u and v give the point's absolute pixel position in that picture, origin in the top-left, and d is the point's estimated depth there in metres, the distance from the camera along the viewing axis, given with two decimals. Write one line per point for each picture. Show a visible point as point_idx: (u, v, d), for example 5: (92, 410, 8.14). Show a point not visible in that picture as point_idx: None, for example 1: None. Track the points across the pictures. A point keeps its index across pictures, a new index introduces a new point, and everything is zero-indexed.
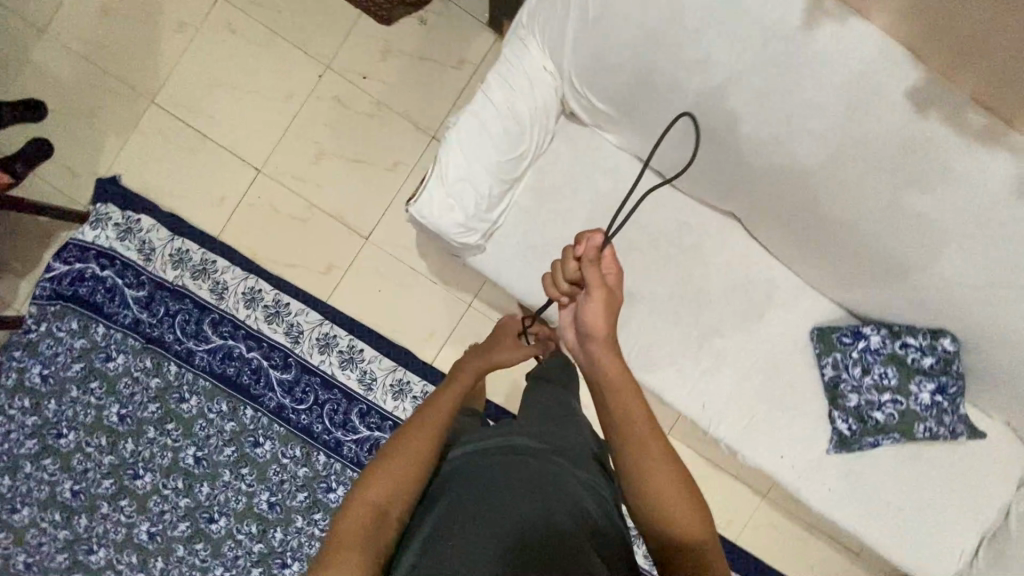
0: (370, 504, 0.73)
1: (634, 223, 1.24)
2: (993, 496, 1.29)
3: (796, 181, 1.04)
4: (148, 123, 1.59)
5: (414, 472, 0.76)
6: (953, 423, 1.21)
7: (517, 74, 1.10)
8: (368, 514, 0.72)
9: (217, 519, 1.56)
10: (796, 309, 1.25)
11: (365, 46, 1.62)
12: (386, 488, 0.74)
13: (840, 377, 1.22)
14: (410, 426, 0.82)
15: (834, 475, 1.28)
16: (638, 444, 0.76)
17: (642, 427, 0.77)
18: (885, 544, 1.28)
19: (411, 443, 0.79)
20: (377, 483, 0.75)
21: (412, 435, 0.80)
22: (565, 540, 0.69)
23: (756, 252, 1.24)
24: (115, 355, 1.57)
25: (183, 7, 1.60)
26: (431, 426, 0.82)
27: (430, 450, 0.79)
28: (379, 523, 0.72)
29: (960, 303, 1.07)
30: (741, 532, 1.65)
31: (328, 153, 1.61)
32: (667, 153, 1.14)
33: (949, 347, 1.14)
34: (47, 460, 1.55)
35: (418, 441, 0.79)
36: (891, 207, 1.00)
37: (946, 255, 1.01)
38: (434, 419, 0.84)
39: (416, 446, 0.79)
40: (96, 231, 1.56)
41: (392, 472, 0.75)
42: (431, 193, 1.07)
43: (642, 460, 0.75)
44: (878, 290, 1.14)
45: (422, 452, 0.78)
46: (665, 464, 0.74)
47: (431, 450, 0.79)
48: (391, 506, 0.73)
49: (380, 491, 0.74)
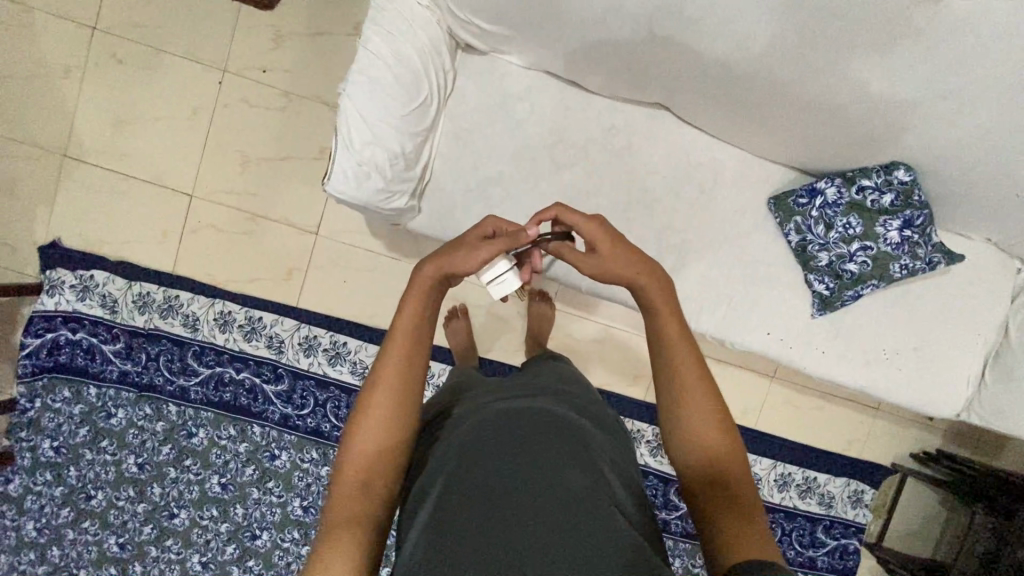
0: (353, 485, 0.71)
1: (564, 145, 1.23)
2: (989, 316, 1.28)
3: (710, 58, 1.02)
4: (71, 177, 1.55)
5: (387, 443, 0.74)
6: (927, 255, 1.21)
7: (392, 18, 1.05)
8: (354, 493, 0.71)
9: (259, 534, 1.56)
10: (745, 183, 1.26)
11: (256, 37, 1.55)
12: (363, 466, 0.73)
13: (806, 240, 1.24)
14: (365, 397, 0.76)
15: (826, 340, 1.29)
16: (684, 376, 0.78)
17: (686, 354, 0.79)
18: (891, 389, 1.29)
19: (373, 416, 0.74)
20: (352, 463, 0.73)
21: (369, 406, 0.75)
22: (571, 476, 0.74)
23: (690, 142, 1.24)
24: (116, 412, 1.55)
25: (62, 51, 1.53)
26: (387, 391, 0.76)
27: (393, 419, 0.75)
28: (367, 499, 0.71)
29: (899, 126, 1.06)
30: (758, 419, 1.66)
31: (254, 159, 1.57)
32: (577, 59, 1.10)
33: (905, 178, 1.14)
34: (87, 523, 1.54)
35: (379, 412, 0.75)
36: (810, 57, 0.98)
37: (872, 81, 0.99)
38: (386, 380, 0.76)
39: (379, 418, 0.74)
40: (54, 297, 1.54)
41: (363, 451, 0.73)
42: (343, 165, 1.03)
43: (685, 390, 0.77)
44: (820, 141, 1.14)
45: (386, 421, 0.75)
46: (702, 395, 0.77)
47: (394, 416, 0.75)
48: (372, 481, 0.72)
49: (358, 470, 0.72)
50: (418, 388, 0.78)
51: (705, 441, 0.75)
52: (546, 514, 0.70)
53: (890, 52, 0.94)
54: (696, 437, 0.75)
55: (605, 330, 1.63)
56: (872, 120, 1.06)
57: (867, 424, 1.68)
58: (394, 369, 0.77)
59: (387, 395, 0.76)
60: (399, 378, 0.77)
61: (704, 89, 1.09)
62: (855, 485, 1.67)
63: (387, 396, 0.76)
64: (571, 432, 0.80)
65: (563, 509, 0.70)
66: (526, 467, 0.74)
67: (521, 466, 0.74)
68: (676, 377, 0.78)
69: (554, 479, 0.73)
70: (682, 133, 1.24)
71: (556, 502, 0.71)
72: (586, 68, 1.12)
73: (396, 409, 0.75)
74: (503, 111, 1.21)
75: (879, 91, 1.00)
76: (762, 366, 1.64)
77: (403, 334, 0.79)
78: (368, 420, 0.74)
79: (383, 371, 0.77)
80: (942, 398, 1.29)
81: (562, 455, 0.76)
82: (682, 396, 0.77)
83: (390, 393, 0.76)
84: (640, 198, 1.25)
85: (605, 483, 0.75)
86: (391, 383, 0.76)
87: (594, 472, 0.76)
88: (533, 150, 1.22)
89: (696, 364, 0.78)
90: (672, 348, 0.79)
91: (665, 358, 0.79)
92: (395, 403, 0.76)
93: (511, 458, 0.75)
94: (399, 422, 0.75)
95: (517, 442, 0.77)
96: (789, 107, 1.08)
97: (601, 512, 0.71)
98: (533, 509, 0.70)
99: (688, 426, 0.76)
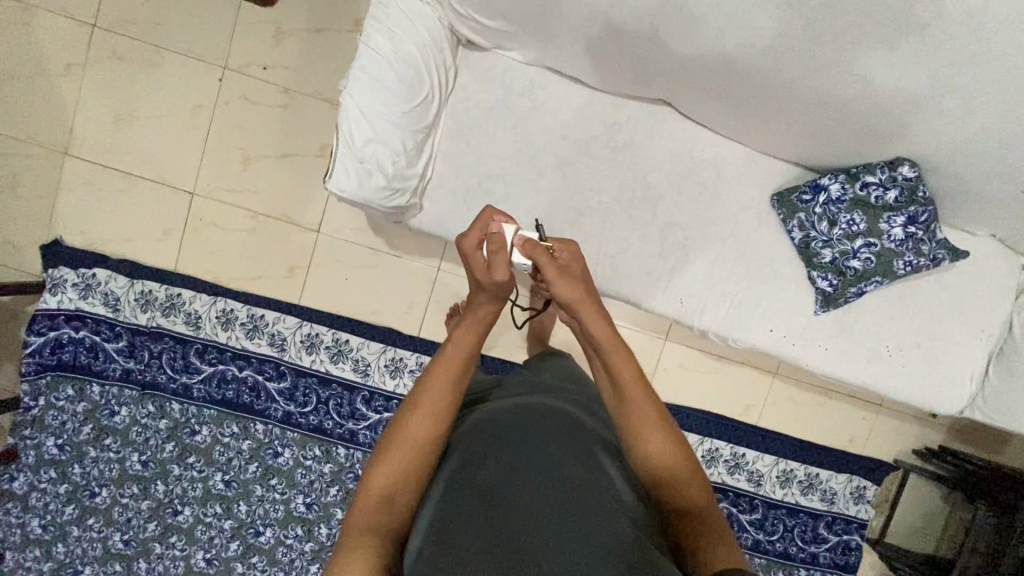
0: (378, 497, 0.70)
1: (567, 142, 1.22)
2: (992, 313, 1.28)
3: (714, 52, 1.01)
4: (71, 175, 1.55)
5: (420, 462, 0.73)
6: (931, 252, 1.21)
7: (394, 15, 1.05)
8: (376, 506, 0.69)
9: (263, 531, 1.56)
10: (749, 179, 1.26)
11: (256, 34, 1.54)
12: (391, 483, 0.71)
13: (809, 236, 1.23)
14: (401, 415, 0.75)
15: (828, 336, 1.29)
16: (634, 412, 0.79)
17: (637, 390, 0.80)
18: (895, 386, 1.29)
19: (409, 435, 0.74)
20: (378, 477, 0.71)
21: (405, 427, 0.74)
22: (573, 474, 0.74)
23: (693, 139, 1.23)
24: (119, 410, 1.56)
25: (62, 47, 1.53)
26: (425, 415, 0.75)
27: (428, 441, 0.74)
28: (389, 514, 0.70)
29: (904, 122, 1.05)
30: (760, 414, 1.66)
31: (254, 157, 1.56)
32: (580, 53, 1.09)
33: (910, 174, 1.13)
34: (91, 521, 1.54)
35: (415, 433, 0.74)
36: (815, 51, 0.97)
37: (877, 76, 0.98)
38: (426, 404, 0.75)
39: (415, 440, 0.74)
40: (57, 295, 1.54)
41: (392, 466, 0.72)
42: (344, 164, 1.03)
43: (635, 426, 0.78)
44: (823, 138, 1.14)
45: (420, 444, 0.74)
46: (654, 423, 0.78)
47: (430, 441, 0.74)
48: (395, 498, 0.71)
49: (384, 484, 0.71)
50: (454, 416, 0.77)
51: (668, 469, 0.75)
52: (547, 512, 0.70)
53: (896, 46, 0.94)
54: (653, 467, 0.76)
55: None
56: (877, 117, 1.05)
57: (869, 420, 1.68)
58: (436, 397, 0.76)
59: (425, 419, 0.75)
60: (440, 406, 0.76)
61: (709, 84, 1.08)
62: (857, 481, 1.67)
63: (426, 418, 0.75)
64: (574, 429, 0.81)
65: (565, 506, 0.70)
66: (530, 466, 0.74)
67: (522, 464, 0.74)
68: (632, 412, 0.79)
69: (556, 476, 0.73)
70: (685, 129, 1.23)
71: (557, 498, 0.71)
72: (588, 63, 1.11)
73: (431, 429, 0.75)
74: (505, 106, 1.20)
75: (886, 85, 0.99)
76: (764, 362, 1.64)
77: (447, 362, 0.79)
78: (404, 438, 0.74)
79: (424, 394, 0.76)
80: (945, 394, 1.29)
81: (565, 452, 0.76)
82: (636, 431, 0.78)
83: (426, 414, 0.75)
84: (642, 194, 1.24)
85: (606, 477, 0.76)
86: (431, 408, 0.75)
87: (596, 468, 0.76)
88: (534, 146, 1.22)
89: (647, 396, 0.80)
90: (623, 384, 0.80)
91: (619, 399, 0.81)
92: (431, 427, 0.75)
93: (513, 455, 0.75)
94: (433, 445, 0.75)
95: (516, 439, 0.77)
96: (792, 101, 1.07)
97: (606, 509, 0.71)
98: (535, 507, 0.70)
99: (645, 459, 0.76)
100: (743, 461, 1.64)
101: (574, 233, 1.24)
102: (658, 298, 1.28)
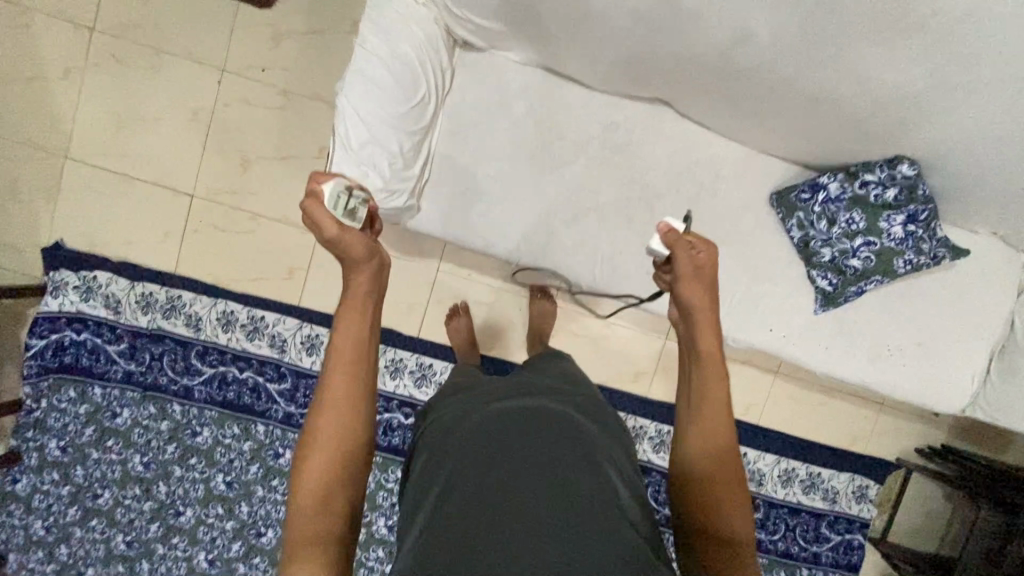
0: (307, 506, 0.72)
1: (564, 142, 1.22)
2: (994, 311, 1.27)
3: (711, 51, 1.00)
4: (72, 178, 1.56)
5: (337, 462, 0.75)
6: (931, 250, 1.20)
7: (390, 16, 1.05)
8: (309, 514, 0.72)
9: (265, 532, 1.57)
10: (747, 178, 1.25)
11: (254, 37, 1.54)
12: (319, 487, 0.73)
13: (809, 235, 1.23)
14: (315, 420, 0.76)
15: (828, 335, 1.28)
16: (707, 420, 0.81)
17: (717, 406, 0.82)
18: (896, 385, 1.28)
19: (314, 442, 0.74)
20: (304, 486, 0.73)
21: (317, 431, 0.75)
22: (572, 476, 0.74)
23: (690, 138, 1.23)
24: (120, 411, 1.56)
25: (62, 51, 1.53)
26: (335, 413, 0.75)
27: (341, 442, 0.75)
28: (322, 519, 0.73)
29: (903, 120, 1.05)
30: (762, 414, 1.66)
31: (253, 159, 1.57)
32: (576, 53, 1.09)
33: (909, 172, 1.13)
34: (94, 522, 1.55)
35: (326, 433, 0.75)
36: (812, 50, 0.96)
37: (875, 74, 0.98)
38: (330, 405, 0.76)
39: (326, 445, 0.74)
40: (58, 297, 1.55)
41: (314, 474, 0.73)
42: (341, 166, 1.03)
43: (706, 430, 0.81)
44: (822, 136, 1.13)
45: (332, 446, 0.74)
46: (721, 436, 0.80)
47: (339, 442, 0.75)
48: (328, 501, 0.73)
49: (313, 490, 0.73)
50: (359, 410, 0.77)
51: (710, 478, 0.78)
52: (545, 514, 0.70)
53: (894, 44, 0.93)
54: (698, 472, 0.79)
55: (606, 327, 1.62)
56: (876, 115, 1.05)
57: (871, 419, 1.68)
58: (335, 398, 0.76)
59: (336, 416, 0.75)
60: (347, 401, 0.76)
61: (705, 83, 1.08)
62: (859, 480, 1.66)
63: (333, 417, 0.75)
64: (573, 428, 0.80)
65: (565, 510, 0.70)
66: (528, 468, 0.74)
67: (524, 466, 0.74)
68: (705, 423, 0.81)
69: (554, 478, 0.73)
70: (683, 129, 1.23)
71: (558, 502, 0.71)
72: (585, 63, 1.11)
73: (341, 426, 0.75)
74: (502, 106, 1.20)
75: (884, 83, 0.99)
76: (765, 361, 1.64)
77: (340, 357, 0.78)
78: (316, 442, 0.74)
79: (329, 395, 0.76)
80: (947, 393, 1.28)
81: (563, 454, 0.76)
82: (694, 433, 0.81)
83: (335, 415, 0.75)
84: (640, 193, 1.24)
85: (606, 479, 0.75)
86: (333, 413, 0.75)
87: (595, 470, 0.76)
88: (532, 146, 1.22)
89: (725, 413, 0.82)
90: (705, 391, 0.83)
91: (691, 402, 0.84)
92: (342, 422, 0.76)
93: (515, 457, 0.75)
94: (343, 446, 0.75)
95: (513, 440, 0.77)
96: (790, 100, 1.06)
97: (607, 513, 0.71)
98: (534, 512, 0.70)
99: (693, 463, 0.80)
100: (744, 461, 1.63)
101: (572, 234, 1.24)
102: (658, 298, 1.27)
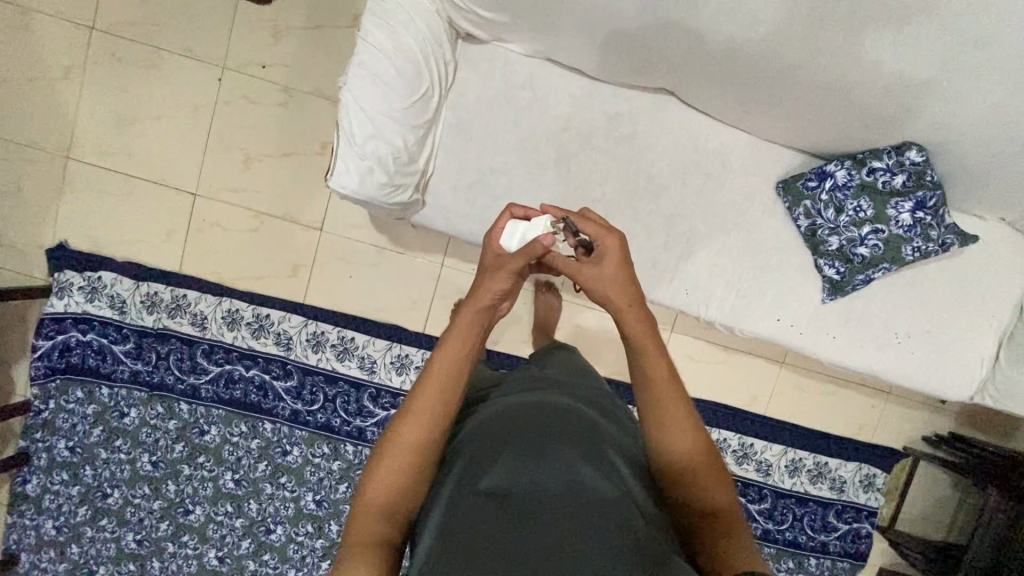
0: (374, 508, 0.71)
1: (568, 135, 1.21)
2: (1003, 298, 1.26)
3: (714, 40, 0.99)
4: (74, 178, 1.56)
5: (412, 472, 0.73)
6: (940, 237, 1.20)
7: (391, 10, 1.04)
8: (374, 515, 0.71)
9: (274, 528, 1.57)
10: (754, 169, 1.24)
11: (254, 33, 1.53)
12: (385, 496, 0.72)
13: (816, 224, 1.22)
14: (393, 427, 0.75)
15: (836, 324, 1.28)
16: (666, 408, 0.79)
17: (667, 385, 0.80)
18: (904, 373, 1.28)
19: (400, 445, 0.74)
20: (376, 486, 0.72)
21: (395, 437, 0.74)
22: (585, 472, 0.73)
23: (694, 128, 1.22)
24: (128, 411, 1.57)
25: (61, 50, 1.52)
26: (416, 422, 0.74)
27: (421, 445, 0.74)
28: (384, 523, 0.71)
29: (910, 106, 1.04)
30: (768, 404, 1.66)
31: (255, 156, 1.56)
32: (581, 43, 1.08)
33: (917, 159, 1.12)
34: (104, 521, 1.55)
35: (405, 443, 0.74)
36: (816, 36, 0.96)
37: (881, 60, 0.97)
38: (418, 412, 0.75)
39: (409, 448, 0.74)
40: (64, 299, 1.55)
41: (388, 476, 0.73)
42: (346, 161, 1.02)
43: (665, 420, 0.78)
44: (828, 124, 1.12)
45: (415, 452, 0.74)
46: (684, 423, 0.78)
47: (421, 448, 0.74)
48: (394, 508, 0.72)
49: (381, 495, 0.72)
50: (450, 420, 0.77)
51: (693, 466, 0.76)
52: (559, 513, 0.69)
53: (900, 28, 0.92)
54: (680, 463, 0.77)
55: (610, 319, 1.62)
56: (883, 101, 1.04)
57: (878, 408, 1.67)
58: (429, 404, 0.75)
59: (415, 426, 0.74)
60: (432, 413, 0.75)
61: (710, 73, 1.07)
62: (866, 469, 1.66)
63: (415, 426, 0.74)
64: (585, 425, 0.80)
65: (578, 509, 0.69)
66: (539, 464, 0.73)
67: (532, 466, 0.73)
68: (663, 406, 0.79)
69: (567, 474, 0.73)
70: (688, 119, 1.22)
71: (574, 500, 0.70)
72: (588, 53, 1.10)
73: (423, 440, 0.74)
74: (506, 99, 1.19)
75: (890, 69, 0.98)
76: (772, 352, 1.63)
77: (441, 363, 0.78)
78: (396, 447, 0.74)
79: (415, 402, 0.76)
80: (955, 380, 1.28)
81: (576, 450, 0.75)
82: (661, 426, 0.78)
83: (417, 426, 0.74)
84: (646, 184, 1.23)
85: (619, 476, 0.75)
86: (425, 416, 0.75)
87: (609, 466, 0.75)
88: (535, 139, 1.21)
89: (680, 397, 0.80)
90: (654, 382, 0.80)
91: (649, 397, 0.80)
92: (422, 433, 0.74)
93: (523, 456, 0.74)
94: (425, 453, 0.74)
95: (524, 438, 0.76)
96: (795, 87, 1.05)
97: (619, 511, 0.69)
98: (547, 510, 0.69)
99: (672, 456, 0.77)
100: (751, 451, 1.63)
101: None
102: (664, 289, 1.27)
